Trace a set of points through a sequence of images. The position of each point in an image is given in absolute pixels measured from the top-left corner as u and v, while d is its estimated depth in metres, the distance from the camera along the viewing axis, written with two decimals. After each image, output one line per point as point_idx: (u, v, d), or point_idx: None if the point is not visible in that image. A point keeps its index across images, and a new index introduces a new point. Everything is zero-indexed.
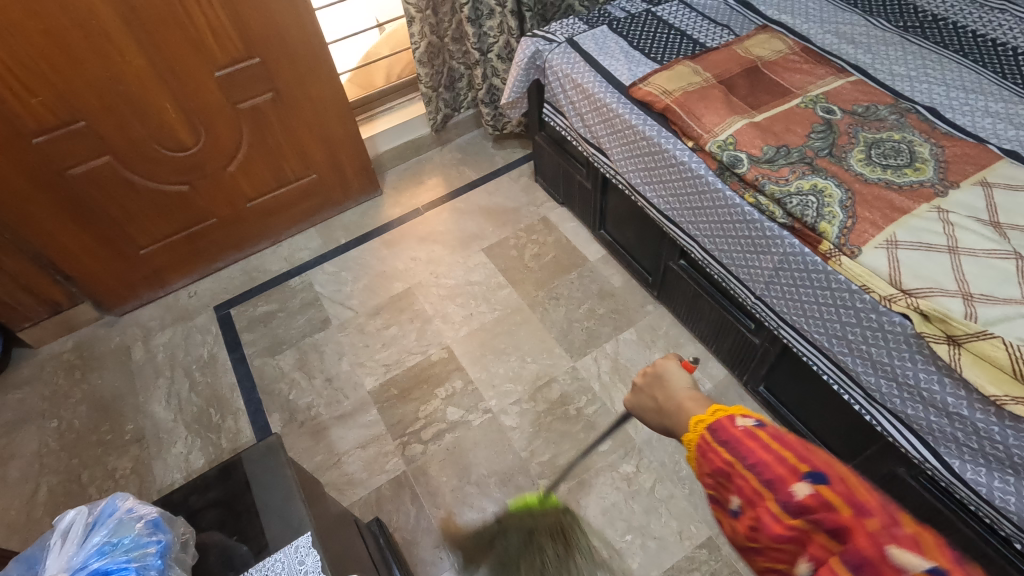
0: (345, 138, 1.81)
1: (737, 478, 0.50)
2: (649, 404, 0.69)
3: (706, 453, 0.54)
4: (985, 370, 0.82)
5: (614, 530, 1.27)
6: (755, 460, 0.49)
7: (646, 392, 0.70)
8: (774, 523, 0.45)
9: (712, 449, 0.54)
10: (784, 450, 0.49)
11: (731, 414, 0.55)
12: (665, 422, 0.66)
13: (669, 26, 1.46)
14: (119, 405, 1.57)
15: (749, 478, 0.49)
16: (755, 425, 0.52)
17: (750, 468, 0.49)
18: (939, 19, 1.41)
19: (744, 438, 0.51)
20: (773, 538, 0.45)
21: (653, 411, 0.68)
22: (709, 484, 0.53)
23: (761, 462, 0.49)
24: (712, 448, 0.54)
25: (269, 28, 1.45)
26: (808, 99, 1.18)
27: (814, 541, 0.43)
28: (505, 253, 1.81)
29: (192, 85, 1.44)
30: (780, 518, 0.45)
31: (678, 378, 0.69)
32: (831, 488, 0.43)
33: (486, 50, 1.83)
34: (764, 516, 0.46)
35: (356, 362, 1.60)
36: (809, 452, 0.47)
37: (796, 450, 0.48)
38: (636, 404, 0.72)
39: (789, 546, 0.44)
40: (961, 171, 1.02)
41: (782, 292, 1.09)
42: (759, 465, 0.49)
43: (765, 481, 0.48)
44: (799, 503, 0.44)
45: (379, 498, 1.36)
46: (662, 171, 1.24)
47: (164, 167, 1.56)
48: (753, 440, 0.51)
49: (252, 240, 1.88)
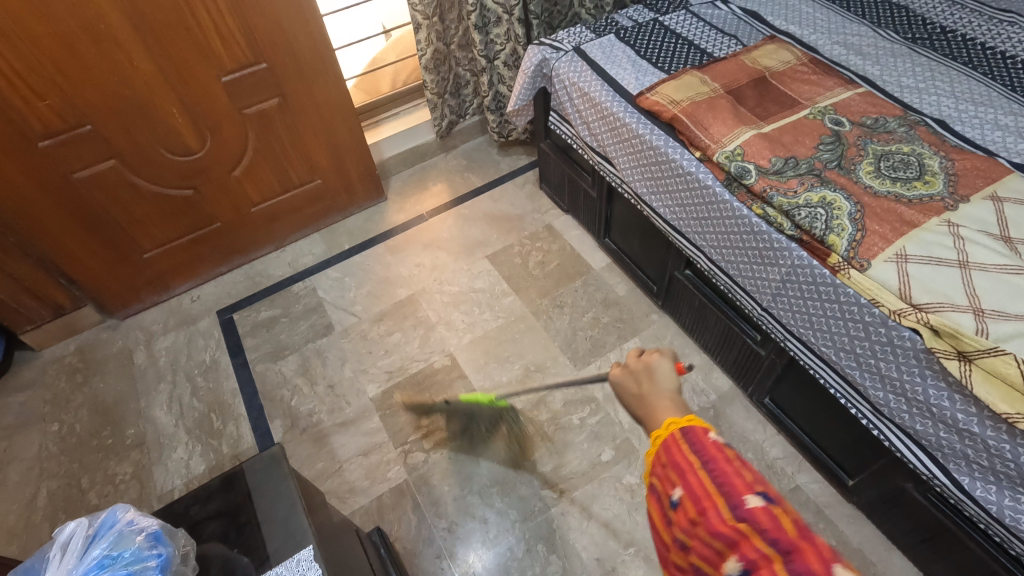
0: (351, 143, 1.81)
1: (692, 476, 0.54)
2: (632, 390, 0.71)
3: (671, 448, 0.59)
4: (997, 387, 0.81)
5: (616, 542, 1.25)
6: (716, 466, 0.53)
7: (633, 379, 0.72)
8: (719, 521, 0.50)
9: (679, 447, 0.58)
10: (743, 468, 0.53)
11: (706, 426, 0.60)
12: (642, 412, 0.69)
13: (677, 35, 1.46)
14: (121, 410, 1.57)
15: (704, 478, 0.53)
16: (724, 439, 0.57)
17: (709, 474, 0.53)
18: (947, 31, 1.41)
19: (711, 447, 0.56)
20: (713, 536, 0.49)
21: (634, 397, 0.70)
22: (661, 477, 0.58)
23: (720, 469, 0.53)
24: (679, 446, 0.58)
25: (277, 33, 1.45)
26: (817, 111, 1.18)
27: (745, 546, 0.47)
28: (509, 260, 1.80)
29: (198, 90, 1.44)
30: (726, 518, 0.49)
31: (666, 375, 0.71)
32: (780, 507, 0.48)
33: (492, 57, 1.83)
34: (711, 515, 0.50)
35: (359, 369, 1.59)
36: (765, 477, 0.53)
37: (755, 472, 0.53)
38: (618, 383, 0.73)
39: (722, 547, 0.48)
40: (972, 185, 1.01)
41: (789, 304, 1.08)
42: (718, 470, 0.53)
43: (718, 484, 0.52)
44: (748, 509, 0.49)
45: (380, 506, 1.35)
46: (669, 181, 1.24)
47: (170, 171, 1.56)
48: (719, 450, 0.55)
49: (256, 244, 1.88)
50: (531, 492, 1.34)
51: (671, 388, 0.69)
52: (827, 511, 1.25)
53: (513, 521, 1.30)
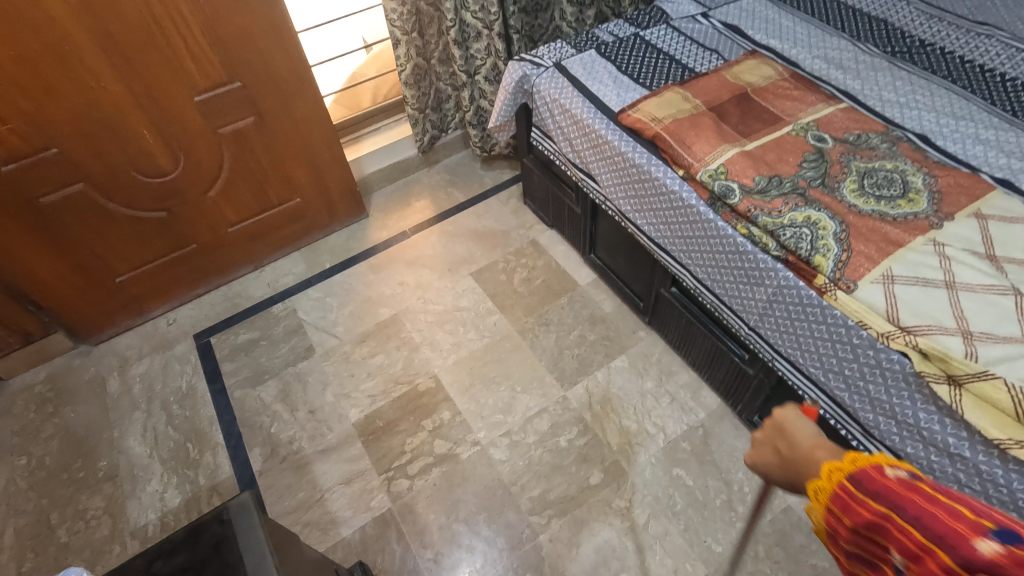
0: (330, 161, 1.78)
1: (892, 526, 0.43)
2: (773, 458, 0.64)
3: (873, 481, 0.47)
4: (988, 413, 0.80)
5: (607, 570, 1.22)
6: (922, 513, 0.42)
7: (771, 445, 0.65)
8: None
9: (857, 506, 0.47)
10: (952, 503, 0.42)
11: (878, 463, 0.48)
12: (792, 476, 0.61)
13: (658, 50, 1.45)
14: (93, 441, 1.51)
15: (911, 531, 0.42)
16: (910, 476, 0.46)
17: (912, 523, 0.42)
18: (926, 44, 1.41)
19: (900, 490, 0.45)
20: None
21: (778, 465, 0.63)
22: (859, 545, 0.47)
23: (922, 514, 0.42)
24: (854, 496, 0.47)
25: (251, 50, 1.42)
26: (799, 127, 1.17)
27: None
28: (494, 277, 1.77)
29: (171, 110, 1.41)
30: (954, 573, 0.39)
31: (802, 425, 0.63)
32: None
33: (473, 72, 1.81)
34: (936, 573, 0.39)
35: (341, 393, 1.55)
36: (990, 515, 0.41)
37: (973, 508, 0.41)
38: (760, 459, 0.67)
39: None
40: (956, 203, 1.01)
41: (776, 324, 1.07)
42: (920, 517, 0.42)
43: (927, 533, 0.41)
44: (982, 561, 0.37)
45: (363, 537, 1.31)
46: (653, 199, 1.22)
47: (143, 193, 1.51)
48: (914, 492, 0.44)
49: (235, 265, 1.83)
50: (519, 519, 1.30)
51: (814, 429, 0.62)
52: None
53: (501, 549, 1.27)
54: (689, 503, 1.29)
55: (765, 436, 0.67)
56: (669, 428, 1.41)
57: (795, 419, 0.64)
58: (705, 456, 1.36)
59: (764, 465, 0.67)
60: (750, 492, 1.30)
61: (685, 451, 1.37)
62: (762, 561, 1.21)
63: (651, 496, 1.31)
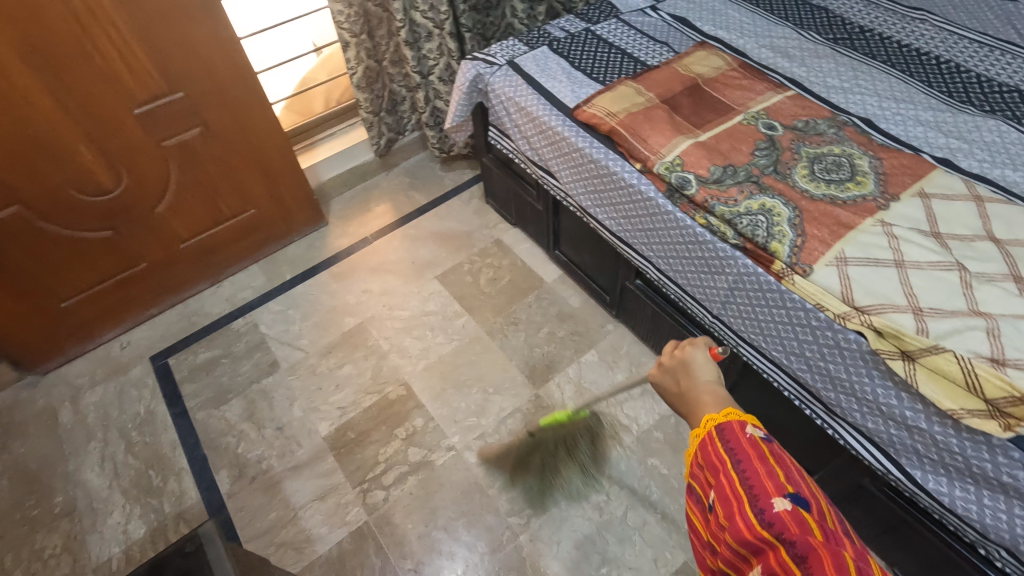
0: (284, 170, 1.73)
1: (723, 477, 0.55)
2: (671, 387, 0.74)
3: (730, 433, 0.59)
4: (941, 384, 0.82)
5: (589, 565, 1.23)
6: (749, 467, 0.54)
7: (671, 376, 0.75)
8: (745, 526, 0.50)
9: (712, 443, 0.60)
10: (776, 465, 0.54)
11: (744, 422, 0.60)
12: (682, 407, 0.72)
13: (610, 45, 1.45)
14: (47, 476, 1.44)
15: (734, 479, 0.54)
16: (761, 438, 0.57)
17: (740, 473, 0.54)
18: (866, 30, 1.46)
19: (745, 445, 0.57)
20: (738, 538, 0.50)
21: (674, 395, 0.73)
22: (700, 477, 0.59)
23: (752, 470, 0.54)
24: (713, 443, 0.59)
25: (191, 59, 1.36)
26: (750, 116, 1.19)
27: (776, 553, 0.47)
28: (460, 279, 1.76)
29: (109, 124, 1.34)
30: (752, 524, 0.50)
31: (702, 367, 0.74)
32: (805, 513, 0.49)
33: (426, 73, 1.78)
34: (739, 517, 0.51)
35: (310, 407, 1.51)
36: (798, 481, 0.53)
37: (787, 473, 0.54)
38: (659, 383, 0.77)
39: (751, 548, 0.49)
40: (901, 184, 1.04)
41: (739, 311, 1.09)
42: (749, 472, 0.54)
43: (747, 485, 0.53)
44: (775, 514, 0.49)
45: (341, 553, 1.28)
46: (612, 194, 1.23)
47: (85, 213, 1.44)
48: (756, 450, 0.56)
49: (190, 282, 1.76)
50: (498, 521, 1.29)
51: (710, 377, 0.72)
52: None
53: (482, 554, 1.26)
54: (665, 492, 1.31)
55: (669, 365, 0.76)
56: (642, 419, 1.42)
57: (699, 363, 0.74)
58: (678, 444, 1.38)
59: (661, 387, 0.77)
60: None
61: (658, 441, 1.38)
62: None
63: (627, 487, 1.32)
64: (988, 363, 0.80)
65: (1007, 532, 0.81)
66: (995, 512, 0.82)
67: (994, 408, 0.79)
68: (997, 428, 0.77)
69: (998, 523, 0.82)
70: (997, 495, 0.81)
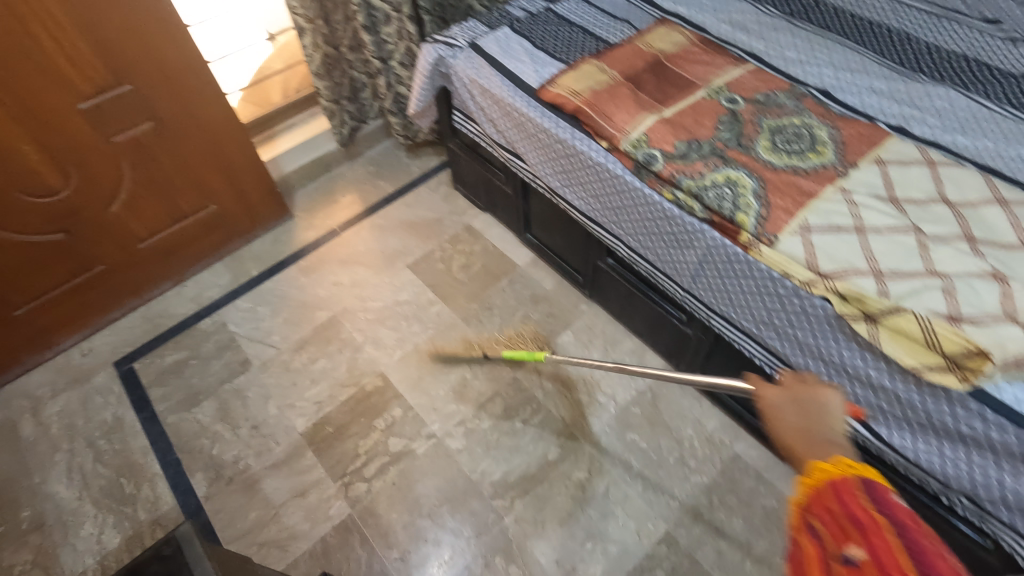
0: (244, 163, 1.67)
1: (880, 539, 0.51)
2: (786, 420, 0.69)
3: (881, 497, 0.55)
4: (902, 343, 0.86)
5: (574, 541, 1.25)
6: (915, 539, 0.50)
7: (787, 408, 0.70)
8: None
9: (859, 499, 0.56)
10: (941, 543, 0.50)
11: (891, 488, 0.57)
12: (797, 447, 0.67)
13: (571, 23, 1.44)
14: (11, 491, 1.38)
15: (897, 545, 0.50)
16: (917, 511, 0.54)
17: (905, 542, 0.50)
18: (820, 3, 1.48)
19: (905, 515, 0.53)
20: None
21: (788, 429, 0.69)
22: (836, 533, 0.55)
23: (917, 543, 0.50)
24: (862, 499, 0.55)
25: (138, 49, 1.30)
26: (712, 91, 1.20)
27: None
28: (432, 267, 1.74)
29: (53, 121, 1.27)
30: None
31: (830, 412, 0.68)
32: None
33: (386, 57, 1.75)
34: None
35: (285, 404, 1.49)
36: None
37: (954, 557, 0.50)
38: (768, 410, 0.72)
39: None
40: (858, 152, 1.07)
41: (709, 284, 1.11)
42: (913, 544, 0.50)
43: (914, 559, 0.49)
44: None
45: (325, 547, 1.27)
46: (581, 173, 1.23)
47: (33, 216, 1.37)
48: (916, 522, 0.52)
49: (152, 284, 1.70)
50: (483, 505, 1.30)
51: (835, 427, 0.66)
52: (766, 474, 1.30)
53: (468, 538, 1.26)
54: (645, 465, 1.33)
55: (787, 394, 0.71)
56: (619, 396, 1.44)
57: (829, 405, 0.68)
58: (656, 418, 1.40)
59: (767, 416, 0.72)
60: (700, 447, 1.35)
61: (636, 416, 1.41)
62: (718, 509, 1.26)
63: (608, 463, 1.34)
64: (944, 320, 0.82)
65: (965, 479, 0.87)
66: (955, 462, 0.88)
67: (951, 362, 0.82)
68: (955, 381, 0.81)
69: (958, 472, 0.88)
70: (956, 446, 0.87)
